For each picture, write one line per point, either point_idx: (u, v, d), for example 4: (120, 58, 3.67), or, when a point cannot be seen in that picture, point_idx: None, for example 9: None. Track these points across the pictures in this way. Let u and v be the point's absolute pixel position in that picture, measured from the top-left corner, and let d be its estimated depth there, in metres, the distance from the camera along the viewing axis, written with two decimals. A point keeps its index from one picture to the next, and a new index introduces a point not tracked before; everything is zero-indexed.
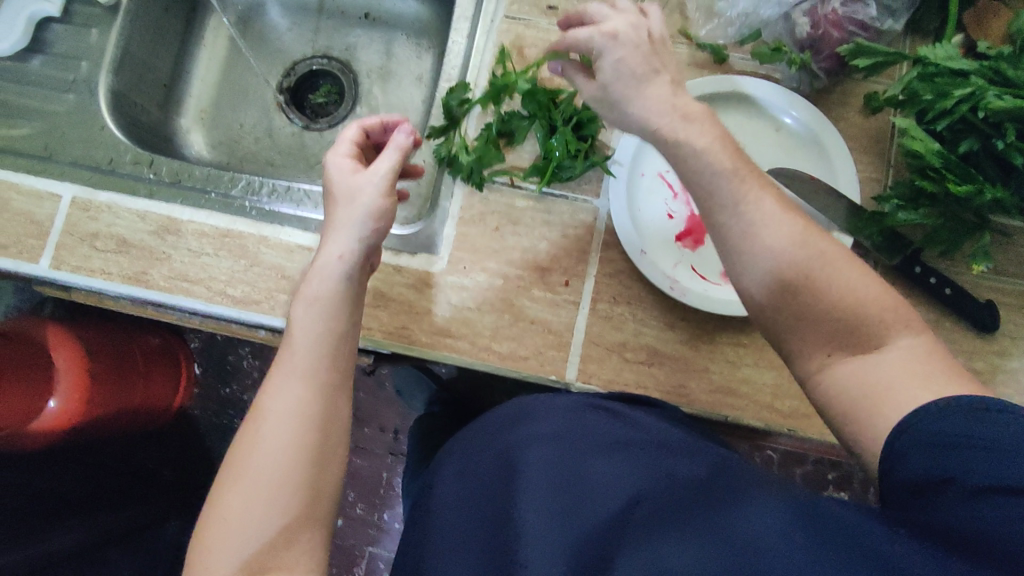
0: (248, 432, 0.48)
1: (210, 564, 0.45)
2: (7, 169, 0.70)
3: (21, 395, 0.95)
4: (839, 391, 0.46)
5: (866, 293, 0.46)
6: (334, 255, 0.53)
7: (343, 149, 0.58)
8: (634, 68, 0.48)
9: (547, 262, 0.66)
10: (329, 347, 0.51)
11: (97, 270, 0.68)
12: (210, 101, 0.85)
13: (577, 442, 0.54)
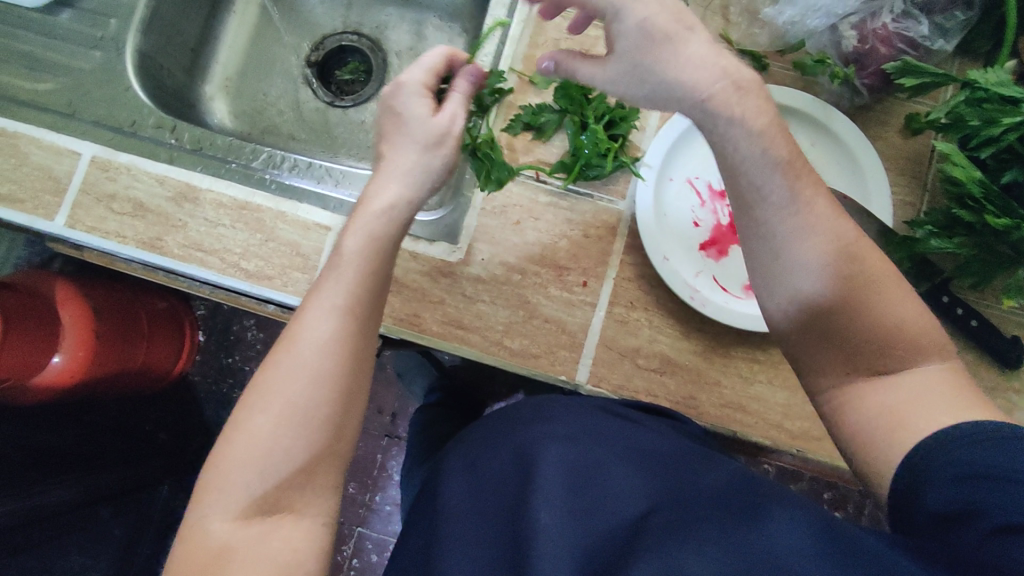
0: (280, 356, 0.46)
1: (220, 490, 0.44)
2: (28, 122, 0.69)
3: (29, 348, 0.93)
4: (856, 409, 0.46)
5: (900, 316, 0.45)
6: (394, 197, 0.50)
7: (416, 74, 0.53)
8: (660, 28, 0.44)
9: (566, 261, 0.65)
10: (371, 295, 0.48)
11: (112, 232, 0.67)
12: (236, 70, 0.84)
13: (595, 447, 0.54)
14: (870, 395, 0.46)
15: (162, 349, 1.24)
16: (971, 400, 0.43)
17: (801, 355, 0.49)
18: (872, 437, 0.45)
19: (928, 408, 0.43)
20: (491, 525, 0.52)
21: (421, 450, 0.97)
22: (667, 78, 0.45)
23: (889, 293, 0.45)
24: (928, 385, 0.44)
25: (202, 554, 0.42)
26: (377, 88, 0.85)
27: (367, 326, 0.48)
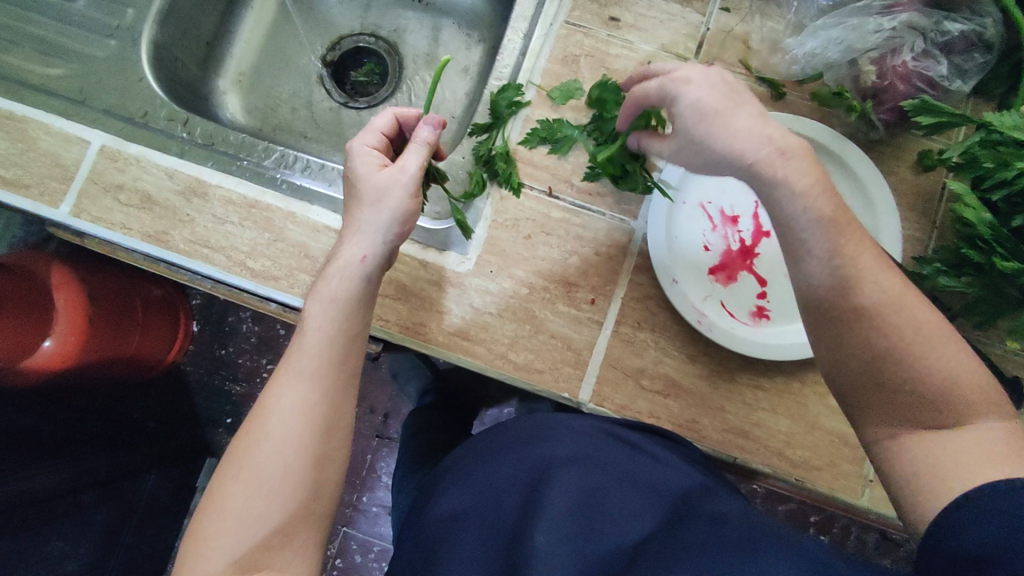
0: (254, 423, 0.48)
1: (204, 554, 0.43)
2: (38, 108, 0.69)
3: (16, 332, 0.92)
4: (905, 465, 0.45)
5: (957, 372, 0.44)
6: (356, 255, 0.52)
7: (369, 139, 0.57)
8: (712, 106, 0.45)
9: (575, 278, 0.65)
10: (339, 350, 0.50)
11: (118, 223, 0.66)
12: (251, 65, 0.83)
13: (596, 470, 0.53)
14: (912, 446, 0.45)
15: (156, 337, 1.24)
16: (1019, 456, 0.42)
17: (847, 405, 0.49)
18: (907, 484, 0.45)
19: (968, 463, 0.42)
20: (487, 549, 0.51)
21: (412, 453, 0.97)
22: (716, 150, 0.45)
23: (941, 346, 0.44)
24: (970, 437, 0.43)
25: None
26: (392, 92, 0.85)
27: (339, 381, 0.50)
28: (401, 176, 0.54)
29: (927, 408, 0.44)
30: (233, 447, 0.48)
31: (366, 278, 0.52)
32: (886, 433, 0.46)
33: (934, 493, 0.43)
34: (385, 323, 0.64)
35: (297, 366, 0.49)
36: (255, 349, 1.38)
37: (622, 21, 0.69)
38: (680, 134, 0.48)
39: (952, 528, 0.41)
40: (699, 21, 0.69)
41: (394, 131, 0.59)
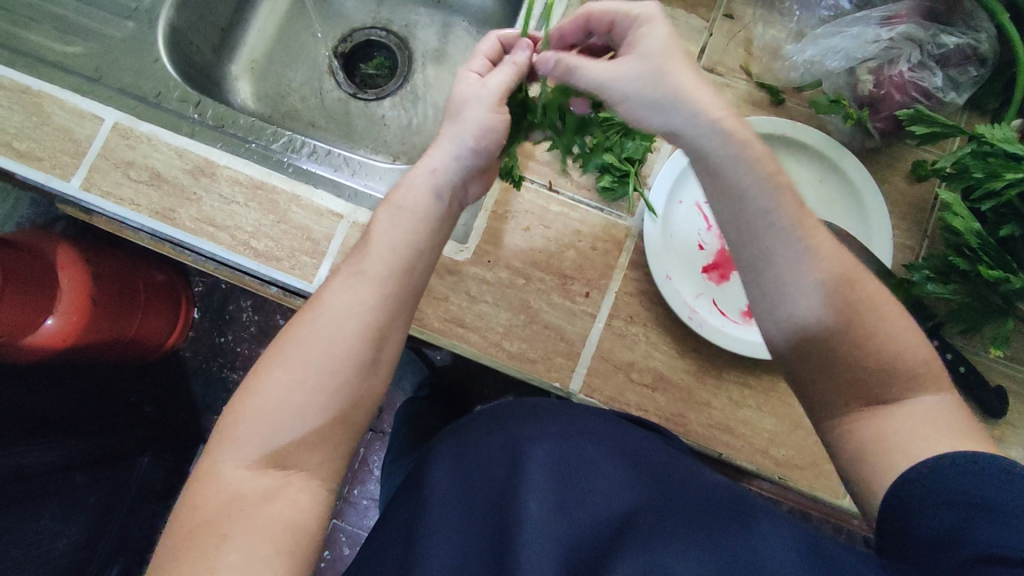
0: (306, 319, 0.50)
1: (241, 437, 0.47)
2: (54, 83, 0.70)
3: (25, 308, 0.94)
4: (859, 441, 0.47)
5: (908, 352, 0.47)
6: (429, 167, 0.55)
7: (475, 63, 0.60)
8: (675, 48, 0.49)
9: (571, 271, 0.66)
10: (403, 265, 0.52)
11: (127, 198, 0.68)
12: (264, 53, 0.85)
13: (582, 442, 0.55)
14: (865, 426, 0.47)
15: (156, 321, 1.25)
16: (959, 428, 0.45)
17: (798, 388, 0.50)
18: (856, 460, 0.47)
19: (916, 439, 0.45)
20: (481, 498, 0.54)
21: (403, 442, 0.98)
22: (683, 87, 0.47)
23: (895, 326, 0.47)
24: (917, 413, 0.46)
25: (214, 498, 0.46)
26: (400, 85, 0.86)
27: (402, 294, 0.52)
28: (485, 93, 0.56)
29: (871, 384, 0.47)
30: (282, 337, 0.50)
31: (434, 191, 0.55)
32: (838, 412, 0.48)
33: (885, 466, 0.45)
34: None
35: (359, 269, 0.51)
36: (255, 338, 1.39)
37: None
38: (643, 61, 0.48)
39: (904, 511, 0.43)
40: (703, 26, 0.70)
41: (497, 55, 0.62)
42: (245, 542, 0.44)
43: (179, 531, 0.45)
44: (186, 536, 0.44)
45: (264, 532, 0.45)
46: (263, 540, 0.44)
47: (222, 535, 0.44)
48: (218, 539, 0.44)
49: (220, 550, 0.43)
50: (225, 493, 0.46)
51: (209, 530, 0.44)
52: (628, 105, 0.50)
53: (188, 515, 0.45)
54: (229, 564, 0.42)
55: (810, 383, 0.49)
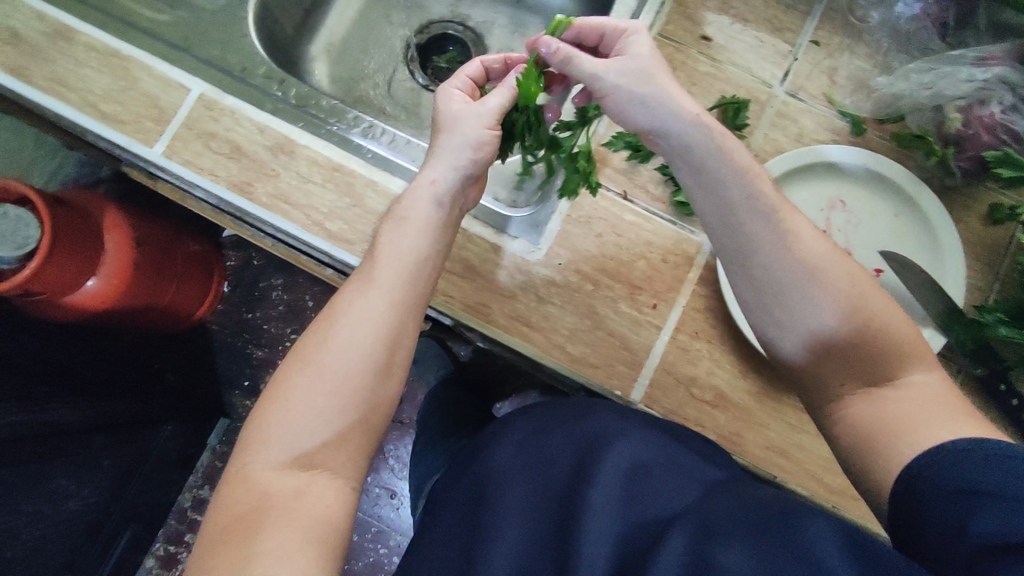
0: (321, 327, 0.53)
1: (269, 438, 0.50)
2: (144, 49, 0.71)
3: (71, 267, 0.95)
4: (855, 424, 0.52)
5: (896, 329, 0.53)
6: (428, 179, 0.57)
7: (457, 84, 0.62)
8: (657, 55, 0.57)
9: (640, 281, 0.67)
10: (409, 277, 0.54)
11: (206, 168, 0.68)
12: (341, 38, 0.86)
13: (661, 448, 0.57)
14: (860, 407, 0.52)
15: (187, 292, 1.27)
16: (945, 403, 0.50)
17: (800, 379, 0.56)
18: (854, 443, 0.52)
19: (911, 422, 0.49)
20: (532, 496, 0.55)
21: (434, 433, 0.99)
22: (673, 93, 0.55)
23: (877, 304, 0.53)
24: (907, 394, 0.51)
25: (245, 497, 0.49)
26: None
27: (411, 304, 0.54)
28: (484, 110, 0.59)
29: (870, 365, 0.52)
30: (299, 347, 0.53)
31: (435, 201, 0.57)
32: (833, 394, 0.54)
33: (883, 449, 0.50)
34: (449, 300, 0.66)
35: (368, 279, 0.53)
36: (282, 317, 1.42)
37: (714, 41, 0.71)
38: (633, 60, 0.56)
39: (910, 505, 0.47)
40: (788, 50, 0.71)
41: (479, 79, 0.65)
42: (277, 535, 0.46)
43: (215, 528, 0.48)
44: (223, 531, 0.47)
45: (294, 525, 0.47)
46: (294, 533, 0.47)
47: (254, 530, 0.47)
48: (254, 532, 0.46)
49: (255, 542, 0.46)
50: (255, 491, 0.49)
51: (243, 525, 0.47)
52: (616, 96, 0.57)
53: (222, 514, 0.49)
54: (263, 551, 0.45)
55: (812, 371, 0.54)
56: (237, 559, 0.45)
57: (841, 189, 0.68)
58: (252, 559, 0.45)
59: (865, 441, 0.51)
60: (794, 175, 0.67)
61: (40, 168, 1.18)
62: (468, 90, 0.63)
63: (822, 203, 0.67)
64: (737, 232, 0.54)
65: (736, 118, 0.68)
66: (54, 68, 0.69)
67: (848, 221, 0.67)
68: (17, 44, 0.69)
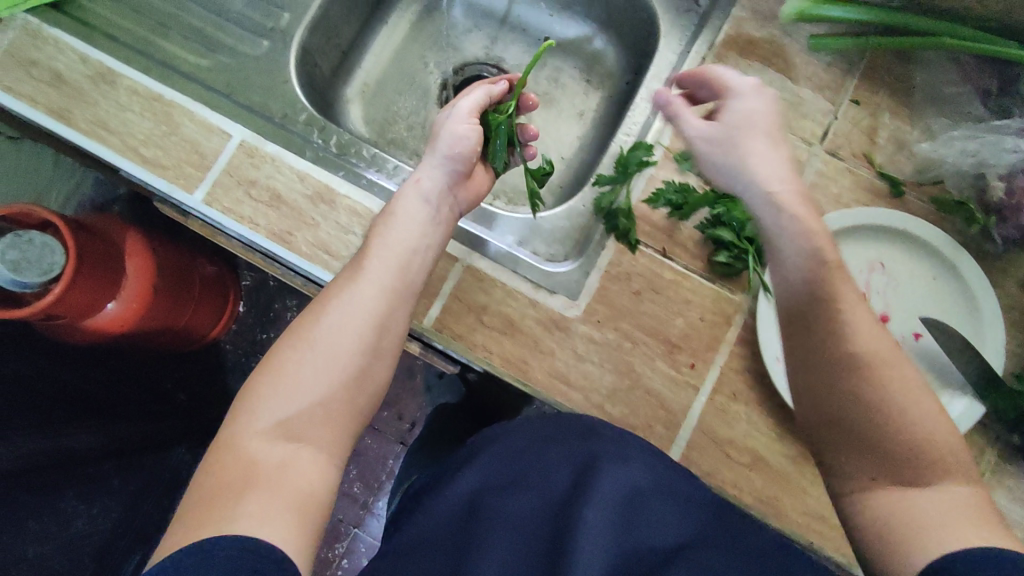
0: (316, 310, 0.59)
1: (260, 407, 0.54)
2: (186, 94, 0.71)
3: (94, 290, 0.95)
4: (876, 516, 0.51)
5: (934, 433, 0.52)
6: (416, 177, 0.67)
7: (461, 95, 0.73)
8: (769, 126, 0.62)
9: (678, 340, 0.66)
10: (399, 267, 0.62)
11: (246, 216, 0.68)
12: (377, 79, 0.86)
13: (661, 473, 0.60)
14: (879, 500, 0.51)
15: (204, 315, 1.27)
16: (983, 520, 0.49)
17: (824, 458, 0.56)
18: (872, 536, 0.51)
19: (938, 520, 0.48)
20: (528, 513, 0.60)
21: None
22: (744, 157, 0.61)
23: (915, 403, 0.53)
24: (943, 497, 0.50)
25: (232, 465, 0.51)
26: None
27: (399, 292, 0.62)
28: (462, 113, 0.68)
29: (898, 461, 0.52)
30: (292, 330, 0.59)
31: (423, 199, 0.66)
32: (859, 488, 0.53)
33: (897, 543, 0.49)
34: (487, 355, 0.67)
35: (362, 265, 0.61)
36: None
37: None
38: (721, 130, 0.63)
39: None
40: (828, 109, 0.71)
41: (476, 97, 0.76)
42: (260, 501, 0.48)
43: (202, 489, 0.50)
44: (210, 491, 0.49)
45: (281, 496, 0.50)
46: (279, 502, 0.49)
47: (238, 497, 0.48)
48: (237, 500, 0.48)
49: (238, 505, 0.48)
50: (243, 459, 0.51)
51: (230, 488, 0.49)
52: (710, 163, 0.64)
53: (210, 477, 0.50)
54: (247, 513, 0.47)
55: (838, 453, 0.54)
56: (224, 516, 0.47)
57: (881, 251, 0.68)
58: (238, 518, 0.47)
59: (894, 544, 0.49)
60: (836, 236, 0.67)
61: (59, 188, 1.19)
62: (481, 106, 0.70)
63: (860, 265, 0.67)
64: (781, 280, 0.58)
65: None
66: (95, 111, 0.69)
67: (886, 283, 0.67)
68: (60, 86, 0.69)
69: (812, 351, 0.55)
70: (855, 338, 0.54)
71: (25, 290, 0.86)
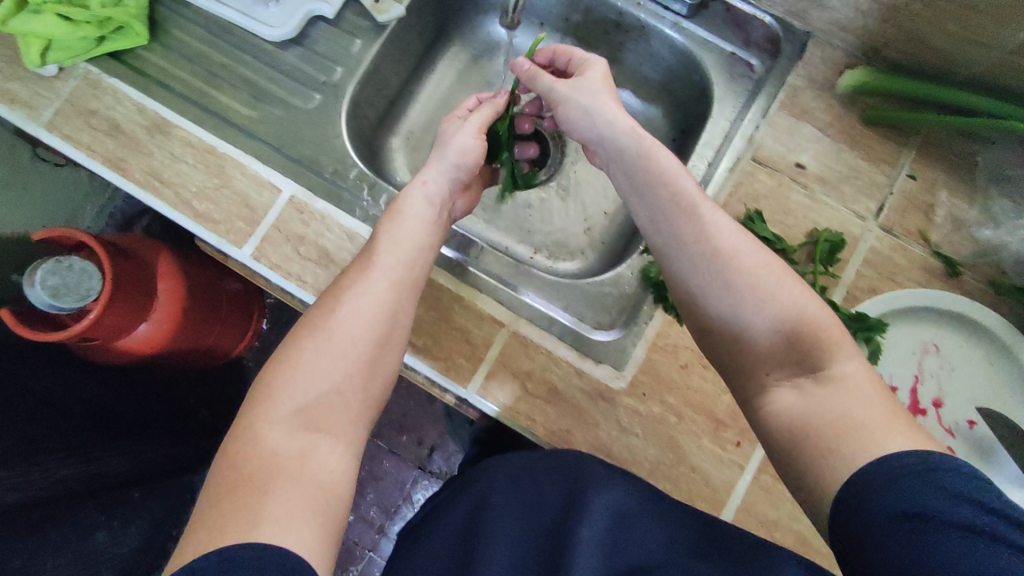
0: (327, 305, 0.60)
1: (278, 397, 0.55)
2: (239, 147, 0.71)
3: (125, 315, 0.93)
4: (784, 413, 0.56)
5: (815, 320, 0.57)
6: (419, 182, 0.67)
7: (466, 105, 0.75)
8: (598, 77, 0.68)
9: (724, 416, 0.66)
10: (407, 265, 0.63)
11: (293, 273, 0.68)
12: (422, 127, 0.86)
13: (647, 499, 0.62)
14: (783, 397, 0.57)
15: (230, 333, 1.26)
16: (883, 409, 0.53)
17: (731, 367, 0.61)
18: (790, 444, 0.55)
19: (843, 413, 0.53)
20: (524, 542, 0.63)
21: None
22: (616, 110, 0.66)
23: (795, 292, 0.58)
24: (840, 389, 0.54)
25: (254, 458, 0.51)
26: (548, 178, 0.87)
27: (408, 289, 0.63)
28: (470, 123, 0.71)
29: (799, 354, 0.57)
30: (300, 328, 0.60)
31: (428, 200, 0.67)
32: (763, 386, 0.59)
33: (824, 458, 0.52)
34: (532, 423, 0.66)
35: (370, 264, 0.62)
36: None
37: (810, 169, 0.70)
38: (586, 82, 0.68)
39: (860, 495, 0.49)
40: (884, 184, 0.70)
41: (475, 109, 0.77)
42: (291, 493, 0.50)
43: (223, 483, 0.50)
44: (231, 487, 0.50)
45: (306, 483, 0.51)
46: (302, 498, 0.50)
47: (264, 490, 0.49)
48: (264, 491, 0.49)
49: (266, 503, 0.48)
50: (265, 452, 0.52)
51: (252, 485, 0.50)
52: (566, 107, 0.68)
53: (231, 471, 0.51)
54: (272, 516, 0.48)
55: (742, 351, 0.60)
56: (246, 518, 0.47)
57: (935, 332, 0.67)
58: (262, 522, 0.47)
59: (806, 456, 0.54)
60: (892, 316, 0.67)
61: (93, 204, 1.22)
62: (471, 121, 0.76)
63: (914, 346, 0.66)
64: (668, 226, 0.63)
65: (831, 258, 0.67)
66: (150, 162, 0.70)
67: (941, 366, 0.66)
68: (117, 137, 0.70)
69: (688, 263, 0.61)
70: (754, 267, 0.59)
71: (58, 312, 0.87)
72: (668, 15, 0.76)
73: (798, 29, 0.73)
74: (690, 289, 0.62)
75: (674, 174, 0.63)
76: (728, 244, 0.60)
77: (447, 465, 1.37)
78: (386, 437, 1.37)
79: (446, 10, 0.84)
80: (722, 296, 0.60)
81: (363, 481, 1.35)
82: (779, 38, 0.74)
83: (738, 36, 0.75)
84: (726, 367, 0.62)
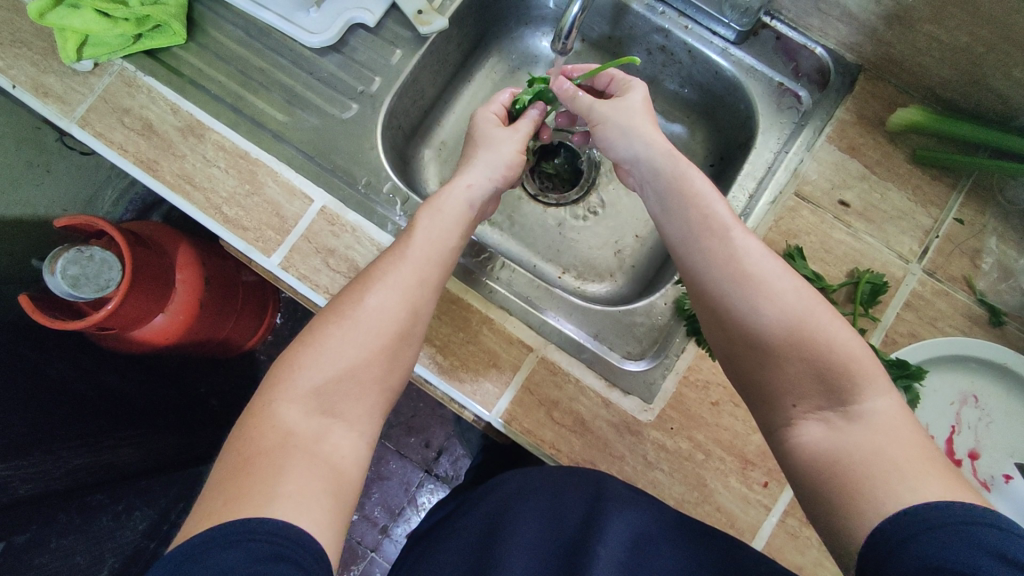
0: (356, 292, 0.58)
1: (297, 378, 0.53)
2: (272, 154, 0.70)
3: (145, 303, 0.90)
4: (812, 451, 0.50)
5: (849, 352, 0.51)
6: (464, 183, 0.65)
7: (493, 109, 0.73)
8: (637, 101, 0.65)
9: (753, 456, 0.64)
10: (434, 260, 0.60)
11: (322, 285, 0.66)
12: (455, 138, 0.85)
13: (666, 525, 0.59)
14: (807, 434, 0.51)
15: (245, 325, 1.22)
16: (922, 456, 0.46)
17: (755, 395, 0.56)
18: (817, 479, 0.49)
19: (876, 454, 0.47)
20: (541, 554, 0.59)
21: None
22: (652, 132, 0.63)
23: (835, 321, 0.53)
24: (875, 427, 0.48)
25: (270, 434, 0.49)
26: (581, 196, 0.85)
27: (432, 284, 0.60)
28: (515, 134, 0.69)
29: (834, 384, 0.51)
30: (328, 311, 0.57)
31: (467, 204, 0.64)
32: (788, 421, 0.53)
33: (851, 494, 0.46)
34: (556, 450, 0.65)
35: (401, 253, 0.59)
36: None
37: (854, 207, 0.68)
38: (626, 103, 0.65)
39: (882, 543, 0.43)
40: (930, 226, 0.68)
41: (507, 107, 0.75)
42: (299, 480, 0.47)
43: (232, 462, 0.48)
44: (239, 466, 0.47)
45: (315, 473, 0.48)
46: (313, 475, 0.48)
47: (275, 467, 0.47)
48: (271, 476, 0.46)
49: (277, 484, 0.46)
50: (281, 429, 0.50)
51: (263, 462, 0.47)
52: (607, 125, 0.65)
53: (244, 448, 0.49)
54: (287, 492, 0.45)
55: (769, 372, 0.54)
56: (257, 496, 0.45)
57: (975, 383, 0.64)
58: (274, 499, 0.45)
59: (832, 493, 0.48)
60: (933, 363, 0.64)
61: (114, 187, 1.20)
62: (500, 116, 0.73)
63: (953, 397, 0.64)
64: (701, 242, 0.58)
65: (872, 298, 0.64)
66: (182, 164, 0.69)
67: (980, 418, 0.64)
68: (150, 137, 0.69)
69: (720, 289, 0.56)
70: (788, 290, 0.54)
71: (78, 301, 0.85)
72: (716, 41, 0.75)
73: (850, 61, 0.72)
74: (719, 309, 0.56)
75: (706, 195, 0.59)
76: (766, 266, 0.55)
77: (453, 469, 1.36)
78: (394, 438, 1.36)
79: (487, 20, 0.82)
80: (749, 316, 0.54)
81: (369, 481, 1.34)
82: (829, 69, 0.73)
83: (788, 66, 0.75)
84: (748, 393, 0.56)
